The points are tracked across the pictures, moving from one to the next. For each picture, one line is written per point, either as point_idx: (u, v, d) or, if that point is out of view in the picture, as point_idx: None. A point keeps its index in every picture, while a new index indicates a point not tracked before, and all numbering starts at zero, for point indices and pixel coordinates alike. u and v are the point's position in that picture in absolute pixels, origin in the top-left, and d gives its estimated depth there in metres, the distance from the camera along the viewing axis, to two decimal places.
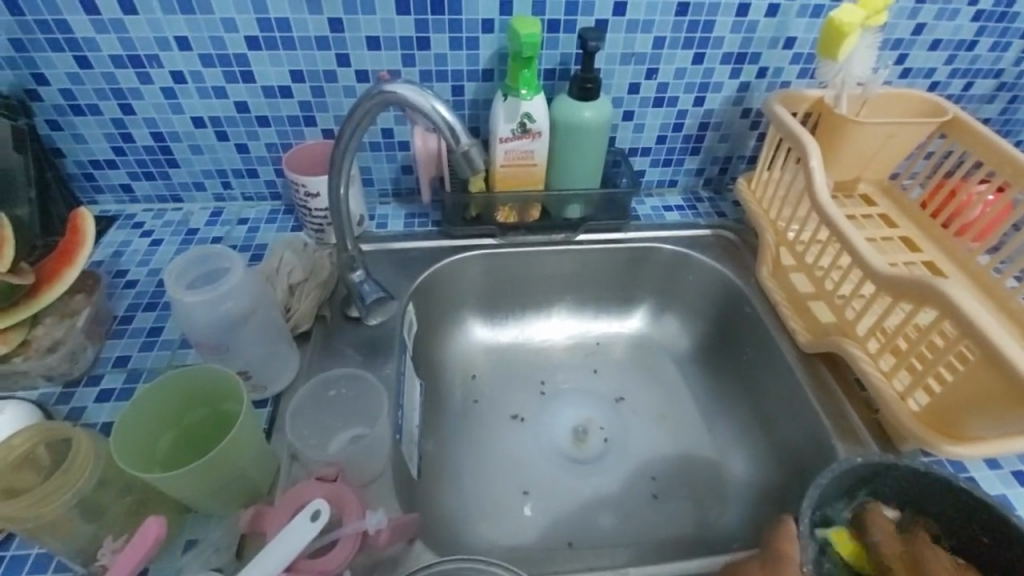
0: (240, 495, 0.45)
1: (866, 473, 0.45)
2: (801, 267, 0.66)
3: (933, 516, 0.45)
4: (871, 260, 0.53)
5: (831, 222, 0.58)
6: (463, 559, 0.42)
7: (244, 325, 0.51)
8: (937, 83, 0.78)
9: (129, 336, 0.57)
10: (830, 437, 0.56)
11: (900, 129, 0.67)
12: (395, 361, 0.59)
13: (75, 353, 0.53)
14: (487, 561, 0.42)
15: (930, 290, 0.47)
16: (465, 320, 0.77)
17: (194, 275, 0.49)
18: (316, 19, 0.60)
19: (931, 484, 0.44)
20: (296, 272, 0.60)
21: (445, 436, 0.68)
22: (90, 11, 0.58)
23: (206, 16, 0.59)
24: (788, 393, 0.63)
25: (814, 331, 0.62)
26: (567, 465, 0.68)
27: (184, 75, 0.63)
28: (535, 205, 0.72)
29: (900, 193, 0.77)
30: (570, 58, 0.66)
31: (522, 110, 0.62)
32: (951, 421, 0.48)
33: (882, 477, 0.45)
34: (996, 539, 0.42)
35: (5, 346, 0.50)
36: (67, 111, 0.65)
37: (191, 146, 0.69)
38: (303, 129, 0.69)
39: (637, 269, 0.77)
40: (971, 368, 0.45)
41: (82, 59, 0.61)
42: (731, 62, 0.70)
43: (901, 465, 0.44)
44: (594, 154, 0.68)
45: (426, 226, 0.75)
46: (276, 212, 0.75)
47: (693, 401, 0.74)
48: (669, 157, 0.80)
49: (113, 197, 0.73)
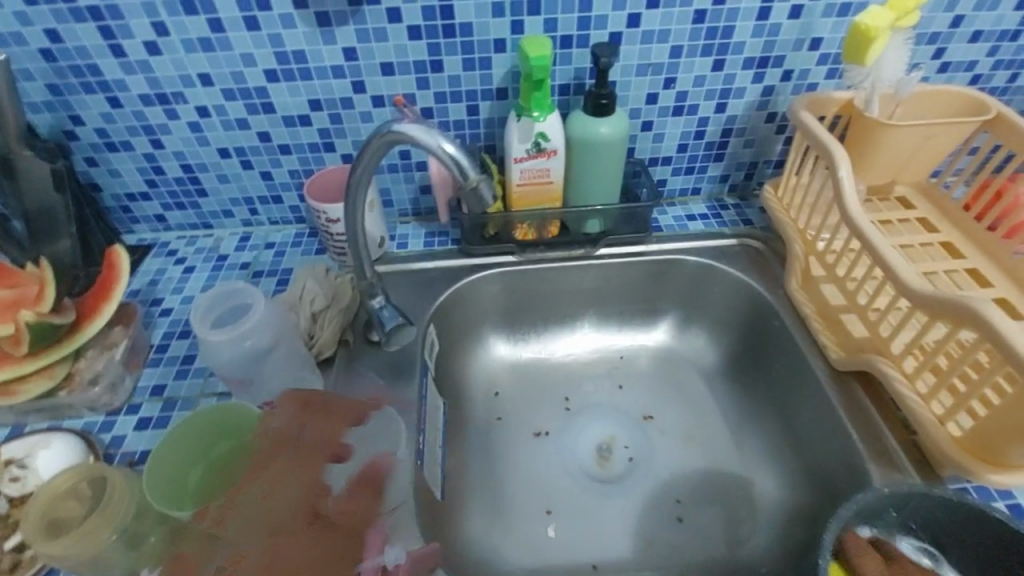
0: None
1: (899, 504, 0.43)
2: (833, 279, 0.64)
3: (974, 549, 0.43)
4: (906, 276, 0.50)
5: (862, 235, 0.55)
6: None
7: (269, 357, 0.52)
8: (981, 76, 0.73)
9: (164, 364, 0.60)
10: (865, 460, 0.54)
11: (939, 130, 0.63)
12: (416, 385, 0.60)
13: (115, 384, 0.56)
14: None
15: (970, 311, 0.44)
16: (487, 337, 0.77)
17: (220, 313, 0.51)
18: (331, 50, 0.61)
19: (971, 517, 0.42)
20: (319, 299, 0.61)
21: (469, 455, 0.69)
22: (119, 54, 0.60)
23: (226, 53, 0.61)
24: (820, 411, 0.61)
25: (847, 347, 0.59)
26: (591, 484, 0.67)
27: (208, 109, 0.65)
28: (553, 221, 0.71)
29: (942, 193, 0.73)
30: (585, 73, 0.65)
31: (536, 130, 0.61)
32: (993, 448, 0.45)
33: (916, 508, 0.43)
34: None
35: (51, 380, 0.53)
36: (102, 148, 0.68)
37: (218, 176, 0.72)
38: (323, 155, 0.70)
39: (660, 281, 0.76)
40: (1013, 394, 0.42)
41: (113, 99, 0.64)
42: (753, 67, 0.68)
43: (936, 495, 0.42)
44: (613, 168, 0.67)
45: (446, 245, 0.75)
46: (300, 235, 0.76)
47: (721, 416, 0.72)
48: (691, 165, 0.78)
49: (149, 226, 0.76)
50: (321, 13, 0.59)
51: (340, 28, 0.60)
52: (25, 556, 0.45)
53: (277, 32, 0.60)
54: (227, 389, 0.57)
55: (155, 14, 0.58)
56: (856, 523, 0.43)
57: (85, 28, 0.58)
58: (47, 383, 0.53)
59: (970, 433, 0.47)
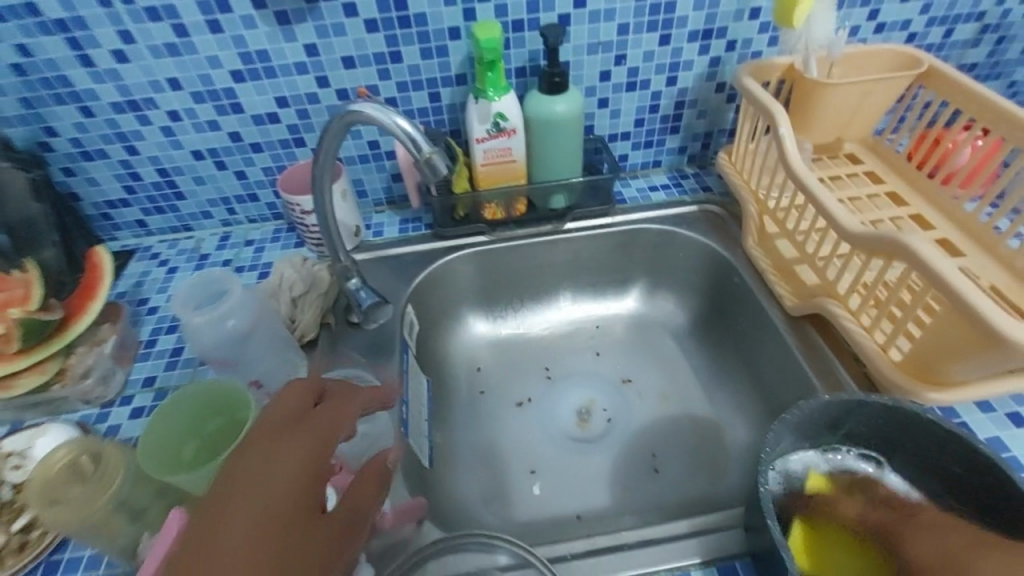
0: None
1: (842, 424, 0.47)
2: (785, 234, 0.67)
3: (916, 454, 0.46)
4: (843, 219, 0.54)
5: (804, 187, 0.58)
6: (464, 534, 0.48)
7: (249, 339, 0.54)
8: (915, 34, 0.77)
9: (153, 358, 0.63)
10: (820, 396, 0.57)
11: (874, 86, 0.67)
12: (397, 360, 0.63)
13: (107, 378, 0.58)
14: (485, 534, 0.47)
15: (896, 245, 0.48)
16: (466, 316, 0.80)
17: (198, 299, 0.53)
18: (293, 47, 0.64)
19: (907, 430, 0.46)
20: (297, 285, 0.64)
21: (455, 426, 0.72)
22: (88, 65, 0.63)
23: (192, 57, 0.63)
24: (780, 357, 0.64)
25: (800, 294, 0.63)
26: (572, 445, 0.71)
27: (179, 113, 0.68)
28: (520, 199, 0.74)
29: (887, 147, 0.77)
30: (538, 55, 0.68)
31: (494, 110, 0.64)
32: (930, 370, 0.49)
33: (856, 425, 0.47)
34: (970, 469, 0.43)
35: (43, 374, 0.56)
36: (79, 158, 0.70)
37: (194, 178, 0.74)
38: (294, 151, 0.73)
39: (627, 251, 0.79)
40: (941, 317, 0.46)
41: (85, 109, 0.66)
42: (699, 39, 0.71)
43: (874, 411, 0.46)
44: (571, 144, 0.70)
45: (419, 230, 0.78)
46: (279, 231, 0.79)
47: (693, 374, 0.76)
48: (650, 138, 0.81)
49: (130, 232, 0.79)
50: (280, 12, 0.61)
51: (300, 25, 0.62)
52: (32, 536, 0.49)
53: (239, 33, 0.62)
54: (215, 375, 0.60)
55: (120, 23, 0.60)
56: (797, 442, 0.48)
57: (53, 42, 0.61)
58: (40, 377, 0.56)
59: (909, 357, 0.51)
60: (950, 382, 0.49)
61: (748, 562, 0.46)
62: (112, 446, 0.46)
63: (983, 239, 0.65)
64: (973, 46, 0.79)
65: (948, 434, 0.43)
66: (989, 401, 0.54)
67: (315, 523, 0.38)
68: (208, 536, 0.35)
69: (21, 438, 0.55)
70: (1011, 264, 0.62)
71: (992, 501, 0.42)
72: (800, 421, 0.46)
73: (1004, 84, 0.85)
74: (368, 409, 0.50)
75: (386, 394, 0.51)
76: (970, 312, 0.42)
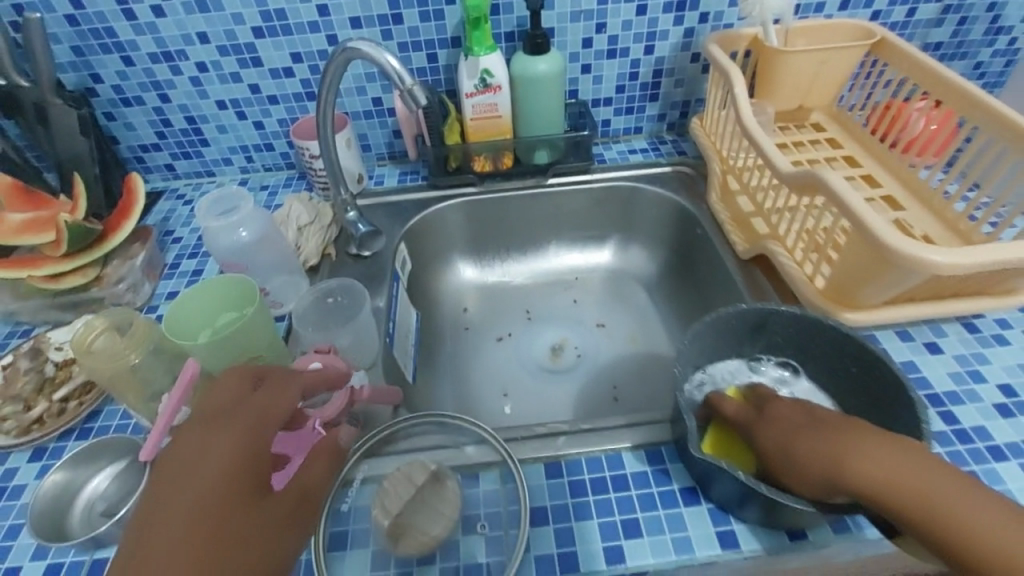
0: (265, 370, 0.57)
1: (757, 328, 0.55)
2: (743, 189, 0.74)
3: (822, 364, 0.54)
4: (781, 165, 0.60)
5: (753, 139, 0.65)
6: (427, 415, 0.54)
7: (259, 249, 0.64)
8: (879, 12, 0.82)
9: (177, 276, 0.72)
10: None
11: (830, 55, 0.73)
12: (388, 286, 0.71)
13: (137, 286, 0.68)
14: (442, 415, 0.54)
15: (819, 181, 0.54)
16: (456, 261, 0.88)
17: (217, 210, 0.62)
18: (307, 7, 0.73)
19: (815, 336, 0.53)
20: (303, 217, 0.73)
21: (439, 355, 0.80)
22: (130, 17, 0.72)
23: (219, 13, 0.72)
24: (732, 298, 0.71)
25: (751, 240, 0.70)
26: (543, 374, 0.79)
27: (207, 65, 0.77)
28: (507, 153, 0.82)
29: (848, 117, 0.83)
30: (525, 21, 0.76)
31: (481, 66, 0.72)
32: (843, 291, 0.56)
33: (772, 333, 0.55)
34: (860, 367, 0.50)
35: (84, 277, 0.65)
36: (119, 103, 0.80)
37: (218, 127, 0.83)
38: (306, 104, 0.82)
39: (604, 207, 0.87)
40: (852, 243, 0.53)
41: (126, 59, 0.76)
42: (673, 10, 0.78)
43: (785, 320, 0.53)
44: (553, 102, 0.78)
45: (416, 181, 0.86)
46: (291, 178, 0.88)
47: (659, 319, 0.83)
48: (631, 105, 0.88)
49: (160, 175, 0.88)
50: None
51: None
52: (70, 406, 0.56)
53: None
54: None
55: None
56: (720, 348, 0.56)
57: None
58: (81, 279, 0.65)
59: (830, 285, 0.58)
60: (860, 303, 0.56)
61: (673, 447, 0.53)
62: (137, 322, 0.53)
63: (924, 196, 0.71)
64: (937, 26, 0.85)
65: (844, 338, 0.51)
66: (908, 331, 0.60)
67: (256, 505, 0.40)
68: (150, 524, 0.37)
69: (64, 332, 0.63)
70: (946, 217, 0.68)
71: (873, 395, 0.50)
72: (718, 325, 0.54)
73: (969, 64, 0.89)
74: (314, 391, 0.51)
75: (330, 374, 0.52)
76: (874, 233, 0.49)
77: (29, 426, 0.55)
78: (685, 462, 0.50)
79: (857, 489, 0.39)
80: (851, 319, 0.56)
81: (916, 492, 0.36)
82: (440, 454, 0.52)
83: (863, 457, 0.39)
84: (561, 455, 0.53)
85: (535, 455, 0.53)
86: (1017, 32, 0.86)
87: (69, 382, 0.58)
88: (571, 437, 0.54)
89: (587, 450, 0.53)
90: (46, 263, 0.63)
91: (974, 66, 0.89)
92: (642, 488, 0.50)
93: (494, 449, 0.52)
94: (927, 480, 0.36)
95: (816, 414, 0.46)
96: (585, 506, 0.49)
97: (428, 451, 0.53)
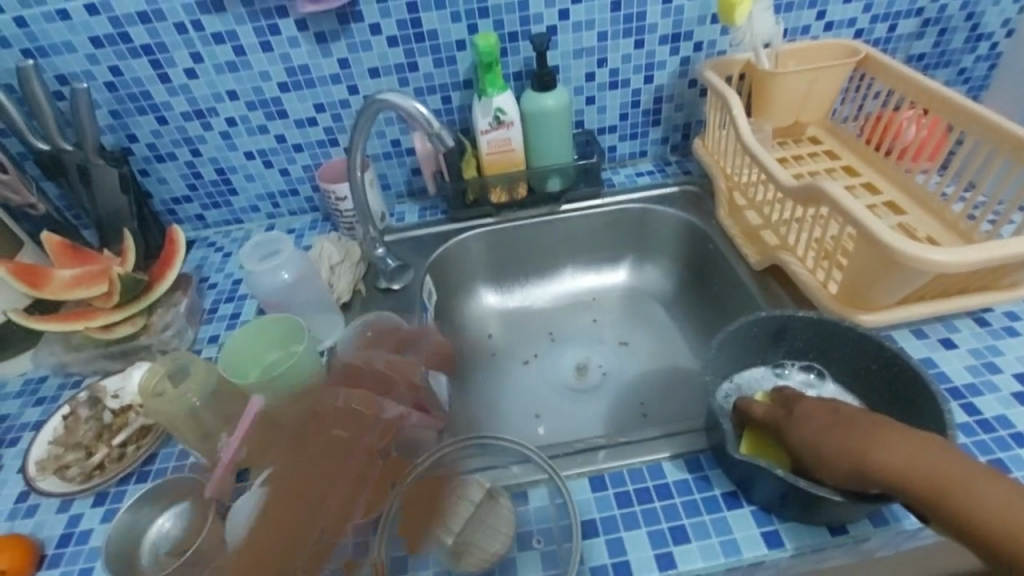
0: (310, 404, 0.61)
1: (778, 334, 0.58)
2: (750, 205, 0.77)
3: (843, 365, 0.57)
4: (785, 180, 0.64)
5: (756, 157, 0.69)
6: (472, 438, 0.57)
7: (298, 288, 0.69)
8: (862, 30, 0.88)
9: (217, 320, 0.75)
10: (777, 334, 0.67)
11: (820, 74, 0.78)
12: (418, 317, 0.75)
13: (181, 332, 0.71)
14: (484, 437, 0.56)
15: (823, 192, 0.58)
16: (477, 289, 0.91)
17: (261, 254, 0.67)
18: (329, 62, 0.78)
19: (834, 338, 0.56)
20: (335, 255, 0.76)
21: (468, 381, 0.83)
22: (165, 81, 0.77)
23: (247, 72, 0.78)
24: (749, 308, 0.74)
25: (762, 252, 0.73)
26: (571, 394, 0.81)
27: (236, 119, 0.82)
28: (521, 183, 0.85)
29: (842, 129, 0.87)
30: (531, 61, 0.81)
31: (495, 105, 0.77)
32: (859, 296, 0.59)
33: (792, 337, 0.58)
34: (880, 365, 0.53)
35: (133, 326, 0.69)
36: (153, 160, 0.85)
37: (245, 176, 0.88)
38: (329, 150, 0.86)
39: (616, 229, 0.90)
40: (858, 248, 0.56)
41: (161, 119, 0.81)
42: (669, 42, 0.83)
43: (804, 325, 0.56)
44: (562, 134, 0.82)
45: (436, 215, 0.90)
46: (315, 221, 0.92)
47: (678, 333, 0.86)
48: (634, 131, 0.92)
49: (190, 225, 0.92)
50: (319, 33, 0.75)
51: (335, 43, 0.76)
52: (128, 450, 0.59)
53: (286, 50, 0.76)
54: None
55: (192, 46, 0.75)
56: (744, 356, 0.58)
57: (139, 63, 0.76)
58: (131, 328, 0.68)
59: (844, 289, 0.60)
60: (876, 305, 0.59)
61: (710, 453, 0.55)
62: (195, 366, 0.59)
63: (923, 200, 0.74)
64: (917, 39, 0.90)
65: (861, 338, 0.54)
66: (922, 329, 0.63)
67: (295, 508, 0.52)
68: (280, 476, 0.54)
69: (117, 379, 0.67)
70: (946, 218, 0.71)
71: (894, 391, 0.52)
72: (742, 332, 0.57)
73: (952, 71, 0.94)
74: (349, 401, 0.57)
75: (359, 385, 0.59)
76: (879, 237, 0.52)
77: (91, 472, 0.58)
78: (724, 467, 0.53)
79: (882, 480, 0.41)
80: (867, 320, 0.58)
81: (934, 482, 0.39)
82: (486, 475, 0.55)
83: (885, 451, 0.42)
84: (603, 468, 0.55)
85: (578, 470, 0.55)
86: (994, 39, 0.91)
87: (125, 428, 0.61)
88: (610, 451, 0.56)
89: (627, 462, 0.55)
90: (99, 315, 0.67)
91: (957, 73, 0.94)
92: (685, 494, 0.52)
93: (540, 467, 0.54)
94: (948, 472, 0.39)
95: (840, 412, 0.48)
96: (633, 515, 0.51)
97: (474, 473, 0.55)
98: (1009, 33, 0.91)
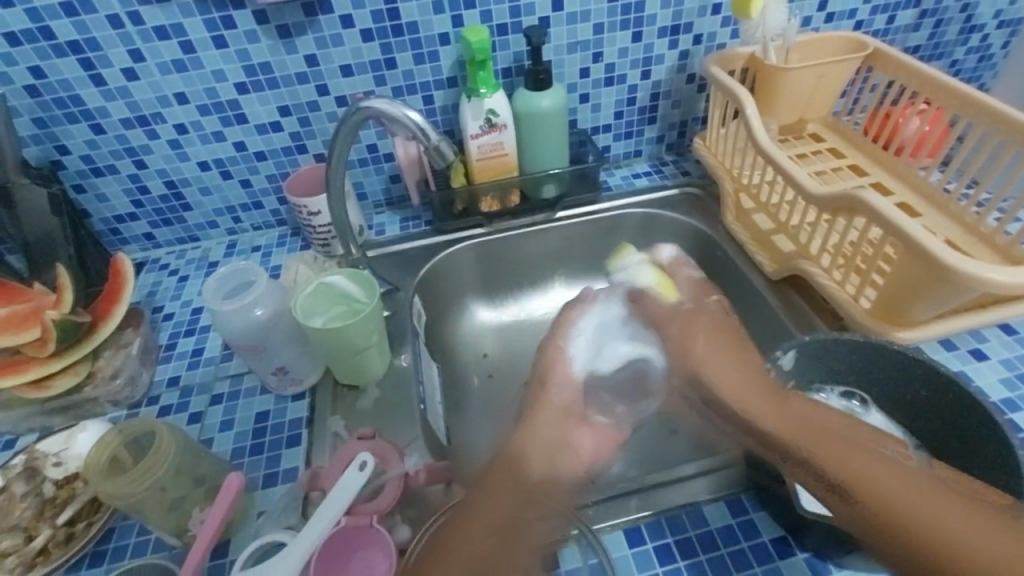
0: (212, 494, 0.50)
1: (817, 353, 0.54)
2: (760, 208, 0.72)
3: (881, 383, 0.54)
4: (806, 185, 0.60)
5: (771, 159, 0.64)
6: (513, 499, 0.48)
7: (276, 325, 0.60)
8: (862, 22, 0.84)
9: (176, 359, 0.66)
10: (792, 334, 0.65)
11: (828, 69, 0.74)
12: (410, 346, 0.67)
13: (134, 378, 0.62)
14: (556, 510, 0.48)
15: (859, 200, 0.54)
16: (471, 304, 0.83)
17: (228, 290, 0.60)
18: (294, 58, 0.68)
19: (880, 356, 0.52)
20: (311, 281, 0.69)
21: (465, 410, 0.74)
22: (98, 83, 0.66)
23: (199, 72, 0.67)
24: (764, 317, 0.70)
25: (778, 260, 0.69)
26: None
27: (187, 126, 0.71)
28: (513, 191, 0.78)
29: (845, 126, 0.84)
30: (522, 55, 0.74)
31: (487, 107, 0.70)
32: (897, 311, 0.56)
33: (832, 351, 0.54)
34: (931, 390, 0.50)
35: (75, 376, 0.60)
36: (89, 174, 0.73)
37: (201, 189, 0.77)
38: (297, 157, 0.77)
39: (614, 235, 0.84)
40: (903, 258, 0.52)
41: (96, 126, 0.69)
42: (668, 35, 0.77)
43: (842, 339, 0.53)
44: (558, 136, 0.75)
45: (420, 227, 0.81)
46: (284, 236, 0.82)
47: None
48: (630, 129, 0.86)
49: (138, 245, 0.81)
50: (282, 26, 0.66)
51: (301, 37, 0.67)
52: (78, 528, 0.50)
53: (244, 47, 0.67)
54: (239, 370, 0.63)
55: (130, 41, 0.64)
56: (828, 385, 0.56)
57: (66, 62, 0.64)
58: (73, 379, 0.60)
59: (879, 304, 0.57)
60: (912, 320, 0.56)
61: (751, 494, 0.51)
62: (164, 427, 0.49)
63: (936, 200, 0.72)
64: (914, 31, 0.87)
65: (908, 359, 0.51)
66: (951, 340, 0.60)
67: None
68: None
69: (56, 440, 0.57)
70: (963, 220, 0.68)
71: (930, 413, 0.51)
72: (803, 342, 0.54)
73: (945, 63, 0.92)
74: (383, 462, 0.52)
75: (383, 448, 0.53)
76: (926, 252, 0.48)
77: (33, 560, 0.49)
78: (769, 510, 0.48)
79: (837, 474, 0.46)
80: (907, 337, 0.55)
81: (888, 513, 0.42)
82: None
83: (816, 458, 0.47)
84: (636, 518, 0.50)
85: (610, 522, 0.50)
86: (986, 31, 0.89)
87: (73, 502, 0.52)
88: (642, 497, 0.51)
89: (661, 511, 0.50)
90: (33, 366, 0.59)
91: (950, 65, 0.92)
92: (731, 543, 0.48)
93: (568, 522, 0.49)
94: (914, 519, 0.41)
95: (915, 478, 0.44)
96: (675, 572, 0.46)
97: None
98: (1000, 25, 0.89)
